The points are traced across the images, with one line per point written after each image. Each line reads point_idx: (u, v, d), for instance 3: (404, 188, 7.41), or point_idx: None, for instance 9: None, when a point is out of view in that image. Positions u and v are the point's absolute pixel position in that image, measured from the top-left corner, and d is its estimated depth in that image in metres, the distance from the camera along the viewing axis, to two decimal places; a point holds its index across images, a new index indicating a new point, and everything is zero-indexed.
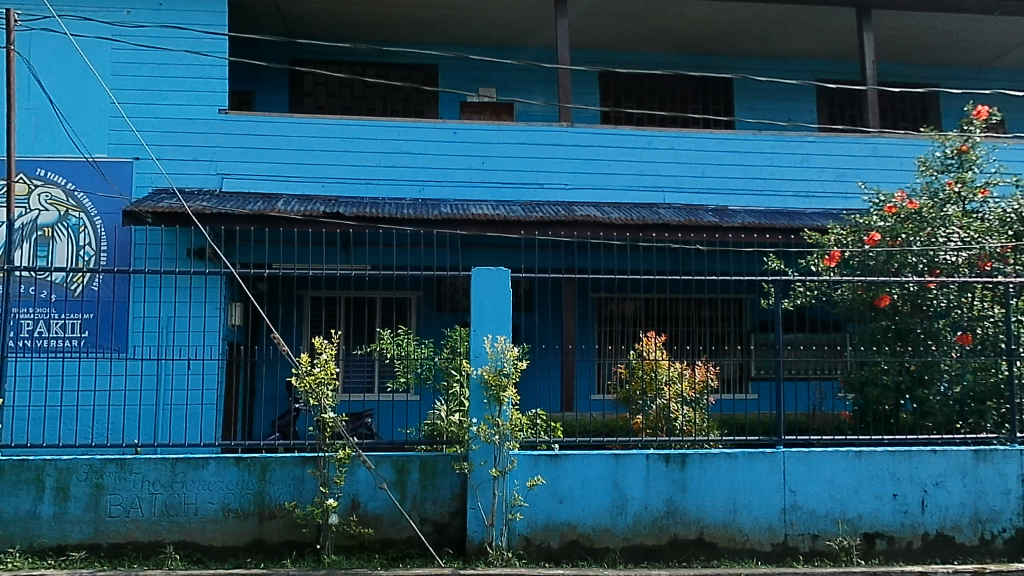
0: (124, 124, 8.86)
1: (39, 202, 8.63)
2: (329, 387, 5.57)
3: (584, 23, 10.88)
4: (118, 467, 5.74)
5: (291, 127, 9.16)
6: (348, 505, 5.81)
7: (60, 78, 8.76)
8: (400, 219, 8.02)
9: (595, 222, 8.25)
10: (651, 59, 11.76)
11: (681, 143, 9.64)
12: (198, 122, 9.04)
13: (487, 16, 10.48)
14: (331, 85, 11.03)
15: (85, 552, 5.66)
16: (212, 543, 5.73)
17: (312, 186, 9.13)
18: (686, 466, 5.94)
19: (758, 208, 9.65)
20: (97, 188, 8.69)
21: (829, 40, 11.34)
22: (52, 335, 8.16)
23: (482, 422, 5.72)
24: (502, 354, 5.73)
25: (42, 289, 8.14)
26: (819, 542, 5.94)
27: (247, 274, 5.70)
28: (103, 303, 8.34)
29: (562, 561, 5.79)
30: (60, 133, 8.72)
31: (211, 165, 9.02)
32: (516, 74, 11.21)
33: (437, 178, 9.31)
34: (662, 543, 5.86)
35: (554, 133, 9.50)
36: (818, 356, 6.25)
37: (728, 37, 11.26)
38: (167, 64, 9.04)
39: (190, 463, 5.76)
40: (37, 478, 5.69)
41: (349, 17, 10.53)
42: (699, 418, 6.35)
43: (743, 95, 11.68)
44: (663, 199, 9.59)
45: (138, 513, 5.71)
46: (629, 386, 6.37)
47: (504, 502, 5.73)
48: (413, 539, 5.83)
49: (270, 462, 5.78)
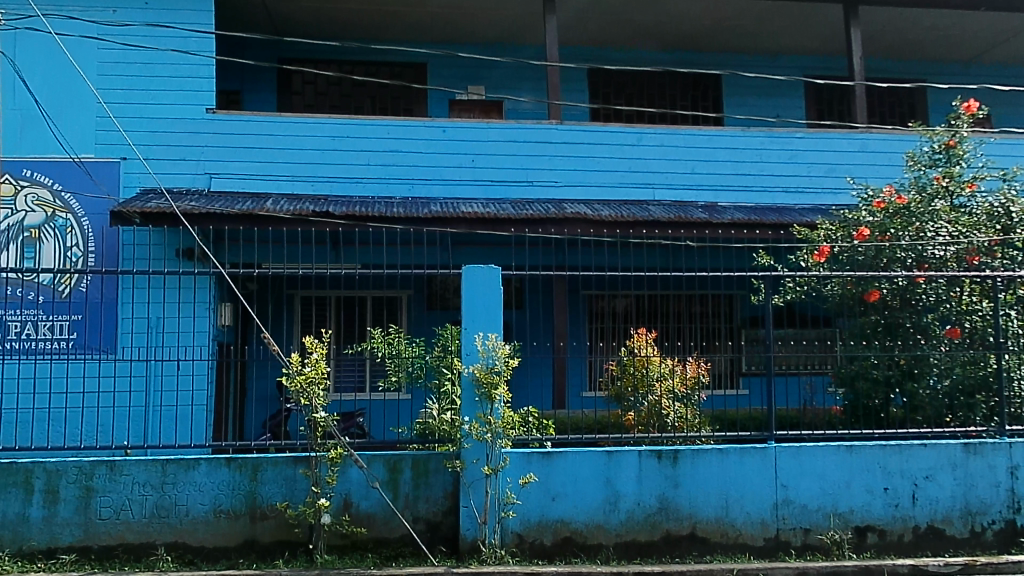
0: (111, 125, 8.81)
1: (25, 203, 8.55)
2: (319, 386, 5.57)
3: (573, 21, 10.88)
4: (109, 469, 5.70)
5: (281, 125, 9.13)
6: (341, 505, 5.79)
7: (45, 78, 8.69)
8: (389, 218, 8.00)
9: (585, 220, 8.24)
10: (640, 55, 11.74)
11: (670, 140, 9.65)
12: (185, 122, 8.99)
13: (474, 14, 10.47)
14: (319, 84, 11.00)
15: (76, 555, 5.63)
16: (204, 544, 5.70)
17: (303, 186, 9.10)
18: (678, 461, 5.95)
19: (747, 204, 9.68)
20: (84, 188, 8.63)
21: (817, 36, 11.39)
22: (41, 337, 8.16)
23: (474, 420, 5.74)
24: (494, 353, 5.76)
25: (30, 291, 8.14)
26: (811, 536, 5.96)
27: (236, 274, 5.61)
28: (92, 304, 8.32)
29: (555, 559, 5.78)
30: (46, 133, 8.65)
31: (199, 165, 8.98)
32: (505, 71, 11.20)
33: (427, 176, 9.28)
34: (655, 539, 5.87)
35: (543, 130, 9.50)
36: (809, 352, 6.20)
37: (716, 34, 11.29)
38: (154, 63, 8.99)
39: (181, 464, 5.72)
40: (26, 481, 5.65)
41: (338, 16, 10.51)
42: (690, 414, 6.30)
43: (731, 92, 11.71)
44: (652, 196, 9.61)
45: (128, 515, 5.68)
46: (620, 383, 6.54)
47: (497, 500, 5.74)
48: (406, 538, 5.82)
49: (261, 462, 5.76)
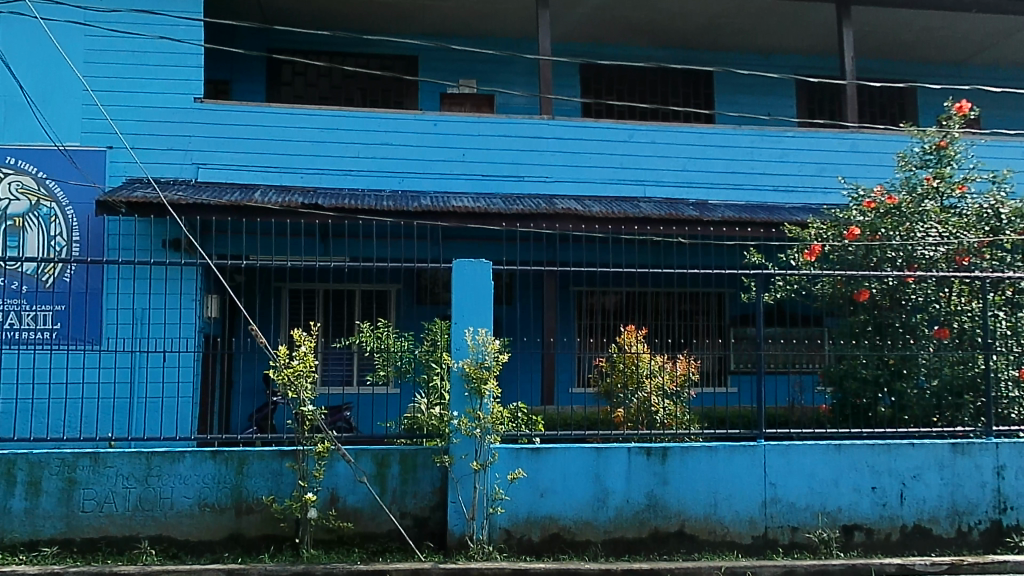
0: (97, 112, 8.72)
1: (9, 190, 8.46)
2: (307, 380, 5.55)
3: (565, 17, 10.85)
4: (92, 461, 5.64)
5: (269, 116, 9.04)
6: (327, 500, 5.75)
7: (31, 65, 8.58)
8: (380, 210, 7.93)
9: (575, 215, 8.24)
10: (632, 52, 11.72)
11: (662, 137, 9.64)
12: (172, 111, 8.90)
13: (465, 8, 10.43)
14: (309, 75, 10.93)
15: (58, 548, 5.55)
16: (188, 538, 5.65)
17: (291, 178, 9.03)
18: (667, 458, 5.94)
19: (738, 202, 9.68)
20: (70, 176, 8.53)
21: (808, 36, 11.40)
22: (24, 327, 8.20)
23: (463, 415, 5.71)
24: (484, 347, 5.72)
25: (13, 281, 8.20)
26: (798, 535, 5.97)
27: (225, 264, 5.70)
28: (76, 294, 8.34)
29: (543, 555, 5.76)
30: (31, 120, 8.55)
31: (186, 155, 8.88)
32: (497, 66, 11.15)
33: (417, 169, 9.23)
34: (643, 536, 5.86)
35: (534, 125, 9.44)
36: (797, 349, 6.16)
37: (709, 32, 11.27)
38: (142, 51, 8.91)
39: (166, 456, 5.67)
40: (8, 472, 5.58)
41: (329, 7, 10.44)
42: (680, 411, 6.32)
43: (721, 89, 11.71)
44: (643, 193, 9.57)
45: (111, 508, 5.62)
46: (610, 378, 6.40)
47: (485, 496, 5.71)
48: (393, 533, 5.79)
49: (247, 455, 5.73)
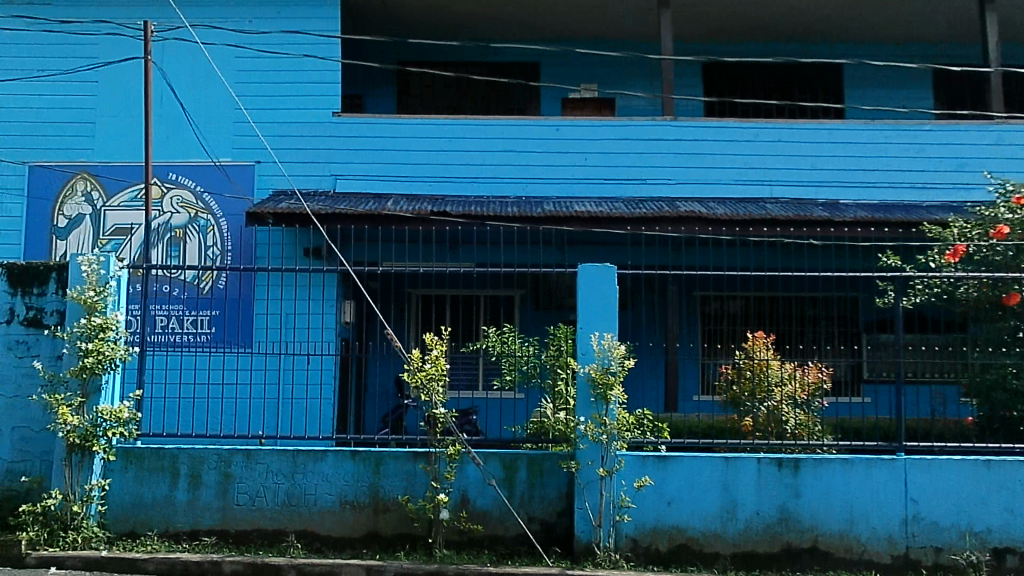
0: (248, 129, 9.34)
1: (171, 204, 9.19)
2: (439, 383, 5.81)
3: (687, 16, 10.61)
4: (245, 457, 6.07)
5: (399, 128, 9.35)
6: (458, 501, 5.94)
7: (192, 87, 9.33)
8: (506, 217, 8.15)
9: (701, 218, 8.08)
10: (760, 46, 11.32)
11: (787, 134, 9.27)
12: (311, 126, 9.35)
13: (586, 12, 10.44)
14: (435, 86, 11.21)
15: (216, 538, 6.01)
16: (331, 533, 5.99)
17: (421, 185, 9.31)
18: (800, 471, 5.75)
19: (869, 201, 9.18)
20: (223, 189, 9.20)
21: (950, 23, 10.67)
22: (185, 329, 8.97)
23: (589, 421, 5.76)
24: (609, 352, 5.77)
25: (175, 287, 8.93)
26: (943, 556, 5.63)
27: (361, 272, 6.16)
28: (230, 300, 9.01)
29: (671, 565, 5.72)
30: (190, 138, 9.28)
31: (326, 167, 9.32)
32: (617, 68, 11.04)
33: (543, 174, 9.31)
34: (774, 551, 5.70)
35: (656, 127, 9.30)
36: (937, 358, 5.88)
37: (843, 22, 10.71)
38: (281, 71, 9.41)
39: (311, 454, 6.02)
40: (173, 465, 6.08)
41: (454, 19, 10.71)
42: (812, 421, 6.03)
43: (856, 81, 11.12)
44: (769, 193, 9.21)
45: (262, 501, 6.02)
46: (738, 386, 6.06)
47: (612, 503, 5.72)
48: (521, 537, 5.91)
49: (384, 456, 6.01)
